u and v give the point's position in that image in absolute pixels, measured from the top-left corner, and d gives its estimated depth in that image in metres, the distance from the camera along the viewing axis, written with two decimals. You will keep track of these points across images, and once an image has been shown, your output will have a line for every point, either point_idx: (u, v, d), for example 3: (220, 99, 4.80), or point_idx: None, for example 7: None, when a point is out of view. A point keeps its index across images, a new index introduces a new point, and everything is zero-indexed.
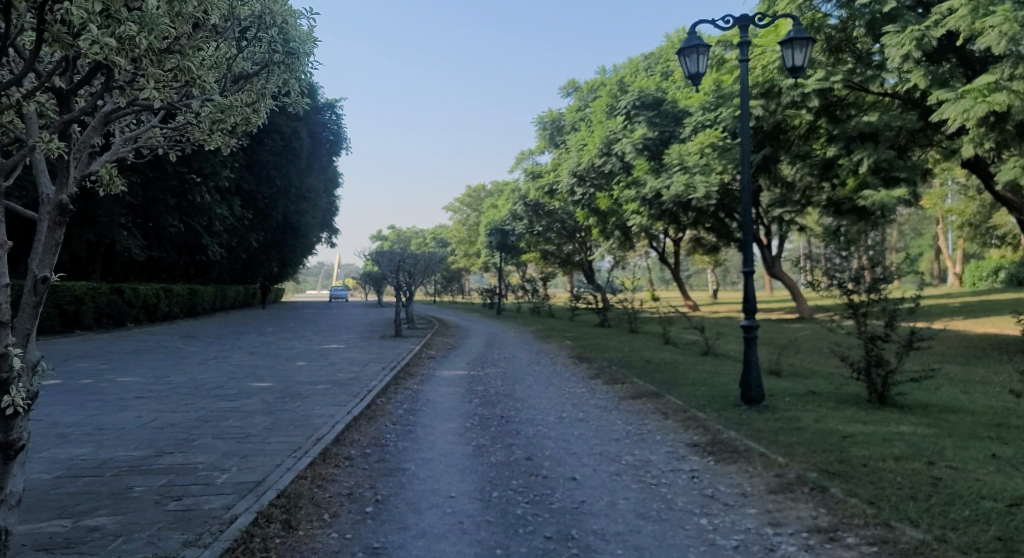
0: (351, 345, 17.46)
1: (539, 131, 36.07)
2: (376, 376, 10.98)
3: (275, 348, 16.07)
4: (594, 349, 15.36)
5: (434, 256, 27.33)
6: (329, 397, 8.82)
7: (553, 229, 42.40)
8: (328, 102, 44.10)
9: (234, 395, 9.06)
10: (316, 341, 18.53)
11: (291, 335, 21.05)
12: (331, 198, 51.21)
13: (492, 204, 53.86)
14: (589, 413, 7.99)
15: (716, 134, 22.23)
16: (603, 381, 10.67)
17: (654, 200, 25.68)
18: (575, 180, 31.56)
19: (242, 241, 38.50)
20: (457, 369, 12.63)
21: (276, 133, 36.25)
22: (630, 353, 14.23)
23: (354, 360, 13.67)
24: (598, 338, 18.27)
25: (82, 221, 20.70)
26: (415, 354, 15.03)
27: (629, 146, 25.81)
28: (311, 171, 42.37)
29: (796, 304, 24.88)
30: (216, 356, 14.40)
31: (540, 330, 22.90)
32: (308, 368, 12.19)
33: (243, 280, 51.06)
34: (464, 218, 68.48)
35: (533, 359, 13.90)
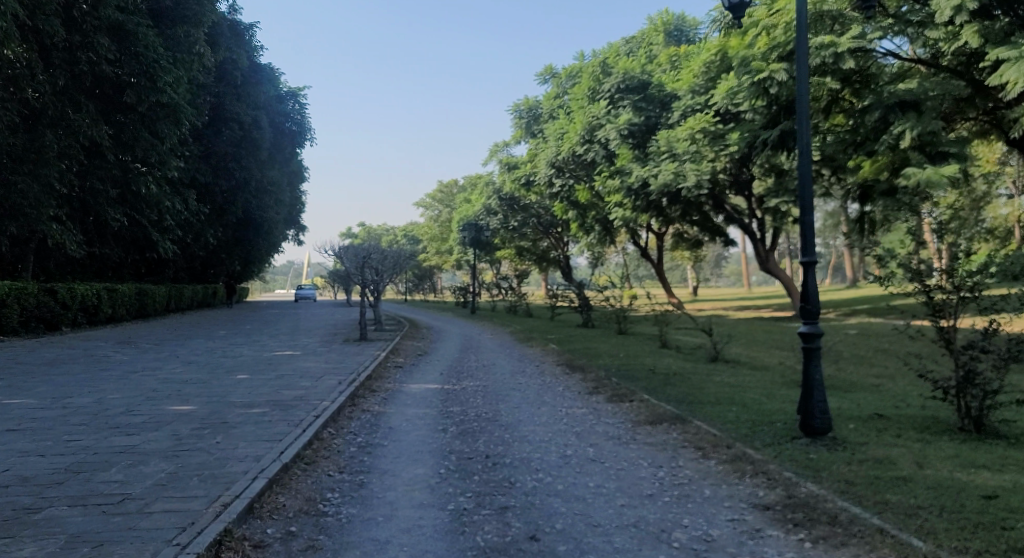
0: (309, 351, 15.43)
1: (514, 119, 34.13)
2: (329, 394, 8.99)
3: (220, 357, 13.94)
4: (587, 355, 13.52)
5: (404, 252, 25.28)
6: (261, 430, 6.75)
7: (529, 224, 40.78)
8: (291, 90, 41.58)
9: (142, 422, 6.96)
10: (270, 347, 16.43)
11: (243, 339, 18.88)
12: (295, 192, 48.61)
13: (465, 200, 51.99)
14: (600, 451, 6.14)
15: (707, 119, 21.40)
16: (605, 399, 8.84)
17: (640, 191, 23.89)
18: (553, 171, 29.85)
19: (198, 238, 35.97)
20: (429, 383, 10.68)
21: (235, 121, 33.60)
22: (630, 359, 12.43)
23: (307, 371, 11.64)
24: (586, 341, 16.51)
25: (3, 213, 18.09)
26: (379, 362, 13.02)
27: (614, 132, 24.14)
28: (273, 162, 39.96)
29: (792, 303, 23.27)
30: (144, 366, 12.17)
31: (521, 332, 21.09)
32: (250, 384, 10.09)
33: (202, 278, 48.13)
34: (435, 214, 66.47)
35: (516, 369, 12.04)
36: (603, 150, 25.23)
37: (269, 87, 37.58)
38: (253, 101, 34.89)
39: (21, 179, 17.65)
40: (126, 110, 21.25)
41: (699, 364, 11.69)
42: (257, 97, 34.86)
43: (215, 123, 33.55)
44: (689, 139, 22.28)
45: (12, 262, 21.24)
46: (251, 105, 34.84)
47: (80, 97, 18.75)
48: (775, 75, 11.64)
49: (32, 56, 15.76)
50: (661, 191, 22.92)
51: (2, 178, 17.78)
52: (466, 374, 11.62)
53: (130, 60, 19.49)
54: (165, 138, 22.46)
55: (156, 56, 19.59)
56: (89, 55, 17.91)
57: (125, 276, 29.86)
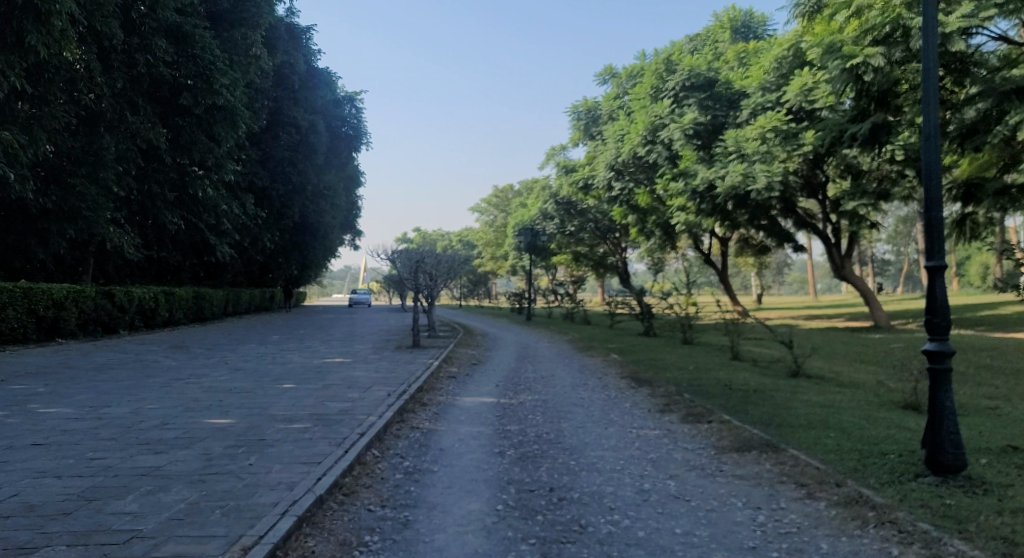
0: (361, 359, 14.98)
1: (572, 121, 33.29)
2: (375, 408, 8.33)
3: (271, 364, 13.60)
4: (652, 367, 12.58)
5: (458, 257, 24.77)
6: (299, 450, 6.12)
7: (586, 229, 39.87)
8: (348, 96, 41.86)
9: (174, 438, 6.47)
10: (322, 354, 16.08)
11: (295, 345, 18.65)
12: (351, 198, 48.96)
13: (521, 204, 51.43)
14: (682, 485, 5.21)
15: (778, 117, 20.26)
16: (679, 418, 7.87)
17: (706, 193, 22.72)
18: (612, 174, 28.90)
19: (256, 242, 36.51)
20: (483, 396, 9.95)
21: (292, 126, 34.10)
22: (700, 373, 11.41)
23: (356, 381, 11.07)
24: (650, 351, 15.51)
25: (62, 216, 18.56)
26: (432, 372, 12.37)
27: (678, 132, 22.89)
28: (330, 167, 40.31)
29: (870, 311, 21.49)
30: (193, 374, 11.89)
31: (579, 340, 20.21)
32: (296, 394, 9.59)
33: (261, 283, 49.05)
34: (491, 219, 66.10)
35: (576, 381, 11.18)
36: (667, 151, 24.08)
37: (326, 92, 37.86)
38: (309, 107, 35.28)
39: (79, 182, 18.12)
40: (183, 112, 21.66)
41: (777, 379, 10.60)
42: (314, 102, 35.30)
43: (273, 128, 34.13)
44: (760, 139, 21.15)
45: (74, 266, 21.81)
46: (309, 110, 35.25)
47: (137, 99, 19.39)
48: (871, 60, 10.38)
49: (90, 58, 16.29)
50: (729, 194, 21.69)
51: (62, 181, 18.29)
52: (523, 387, 10.83)
53: (187, 62, 19.80)
54: (221, 140, 22.78)
55: (213, 57, 19.85)
56: (147, 56, 18.53)
57: (184, 279, 30.52)
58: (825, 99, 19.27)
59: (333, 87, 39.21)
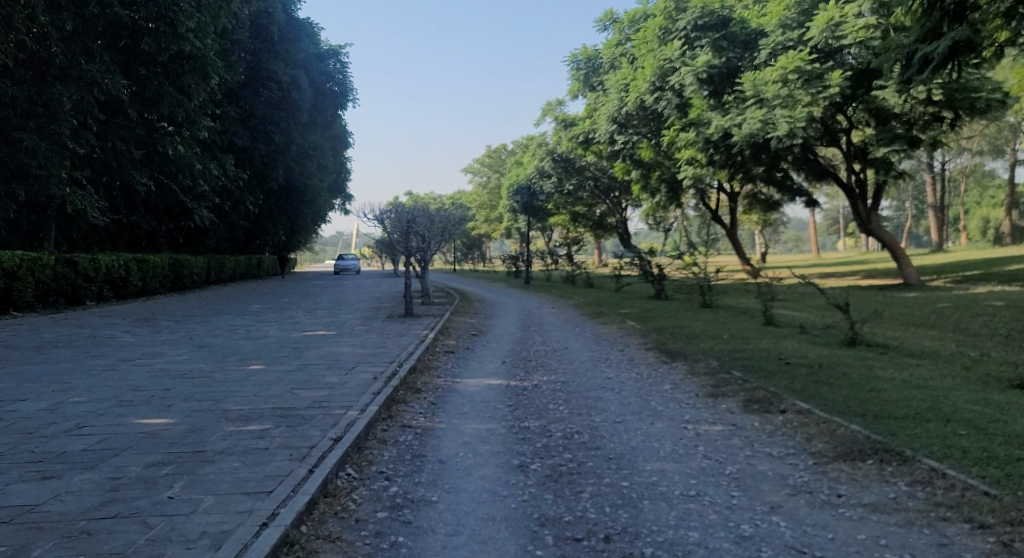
0: (346, 330, 13.32)
1: (571, 71, 30.94)
2: (354, 399, 6.62)
3: (242, 339, 11.89)
4: (682, 335, 10.92)
5: (453, 217, 23.00)
6: (245, 471, 4.43)
7: (585, 188, 38.12)
8: (333, 49, 39.35)
9: (79, 453, 4.77)
10: (303, 326, 14.40)
11: (276, 315, 17.00)
12: (338, 159, 46.68)
13: (518, 162, 49.46)
14: (793, 521, 3.54)
15: (803, 55, 18.07)
16: (740, 405, 6.22)
17: (721, 143, 20.70)
18: (615, 127, 26.78)
19: (237, 206, 34.48)
20: (489, 377, 8.29)
21: (272, 80, 31.92)
22: (739, 343, 9.77)
23: (336, 359, 9.38)
24: (669, 317, 13.89)
25: (10, 175, 16.59)
26: (427, 346, 10.71)
27: (689, 77, 20.38)
28: (314, 126, 38.07)
29: (899, 268, 19.70)
30: (146, 352, 10.16)
31: (587, 305, 18.62)
32: (262, 379, 7.89)
33: (247, 250, 47.10)
34: (484, 180, 63.89)
35: (597, 357, 9.52)
36: (677, 98, 21.84)
37: (308, 44, 35.39)
38: (291, 60, 33.07)
39: (27, 137, 16.12)
40: (149, 62, 19.54)
41: (834, 349, 8.95)
42: (295, 55, 33.03)
43: (251, 82, 31.83)
44: (781, 81, 18.81)
45: (33, 230, 19.97)
46: (289, 64, 33.03)
47: (92, 44, 17.32)
48: None
49: None
50: (747, 143, 19.62)
51: (7, 137, 16.28)
52: (535, 364, 9.16)
53: (146, 3, 17.59)
54: (192, 92, 20.66)
55: None
56: None
57: (160, 246, 28.67)
58: (855, 33, 17.29)
59: (316, 39, 36.74)
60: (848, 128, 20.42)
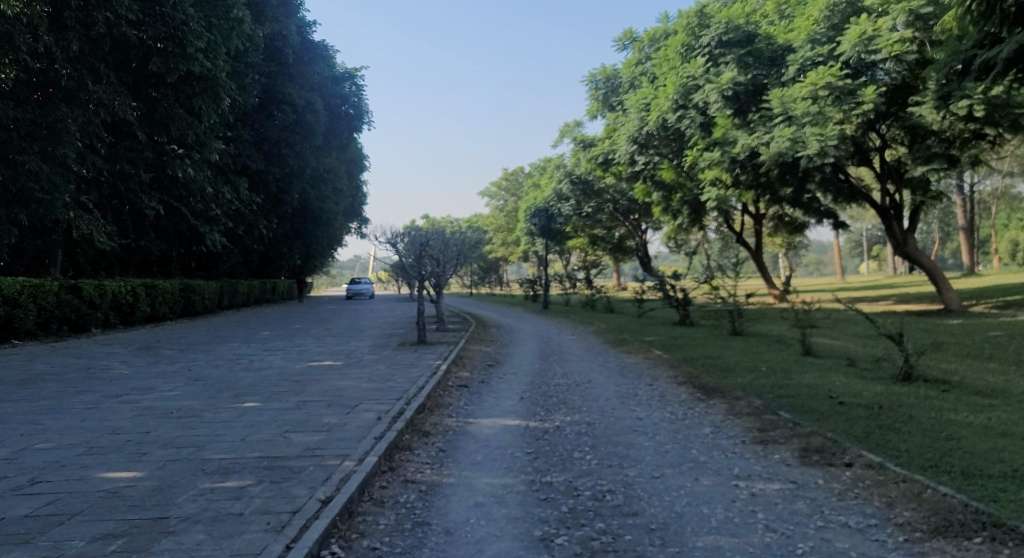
0: (354, 361, 12.60)
1: (589, 91, 30.41)
2: (354, 445, 5.86)
3: (244, 371, 11.21)
4: (715, 368, 10.01)
5: (469, 240, 22.37)
6: (209, 546, 3.67)
7: (604, 210, 37.44)
8: (348, 73, 39.31)
9: (19, 520, 4.04)
10: (310, 355, 13.72)
11: (284, 343, 16.36)
12: (355, 183, 46.50)
13: (535, 184, 48.94)
14: None
15: (834, 71, 17.38)
16: (797, 455, 5.36)
17: (747, 162, 19.95)
18: (635, 147, 26.12)
19: (251, 230, 34.22)
20: (507, 417, 7.50)
21: (288, 104, 31.80)
22: (780, 377, 8.86)
23: (339, 395, 8.62)
24: (699, 345, 13.01)
25: (15, 199, 16.29)
26: (440, 380, 9.94)
27: (714, 95, 19.71)
28: (330, 150, 37.88)
29: (940, 293, 18.65)
30: (139, 386, 9.49)
31: (609, 332, 17.77)
32: (255, 420, 7.14)
33: (263, 274, 46.86)
34: (501, 204, 63.49)
35: (625, 393, 8.69)
36: (701, 116, 21.18)
37: (322, 67, 35.33)
38: (306, 83, 33.07)
39: (32, 160, 15.83)
40: (159, 84, 19.53)
41: (890, 385, 8.06)
42: (310, 78, 32.96)
43: (267, 106, 31.74)
44: (810, 98, 18.09)
45: (42, 255, 19.67)
46: (305, 87, 32.97)
47: (99, 66, 17.15)
48: None
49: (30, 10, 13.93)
50: (775, 163, 18.84)
51: (12, 160, 16.02)
52: (556, 401, 8.36)
53: (155, 23, 17.38)
54: (203, 115, 20.35)
55: (185, 17, 17.39)
56: (106, 14, 16.23)
57: (173, 271, 28.39)
58: (890, 47, 16.59)
59: (331, 62, 36.70)
60: (880, 146, 19.55)
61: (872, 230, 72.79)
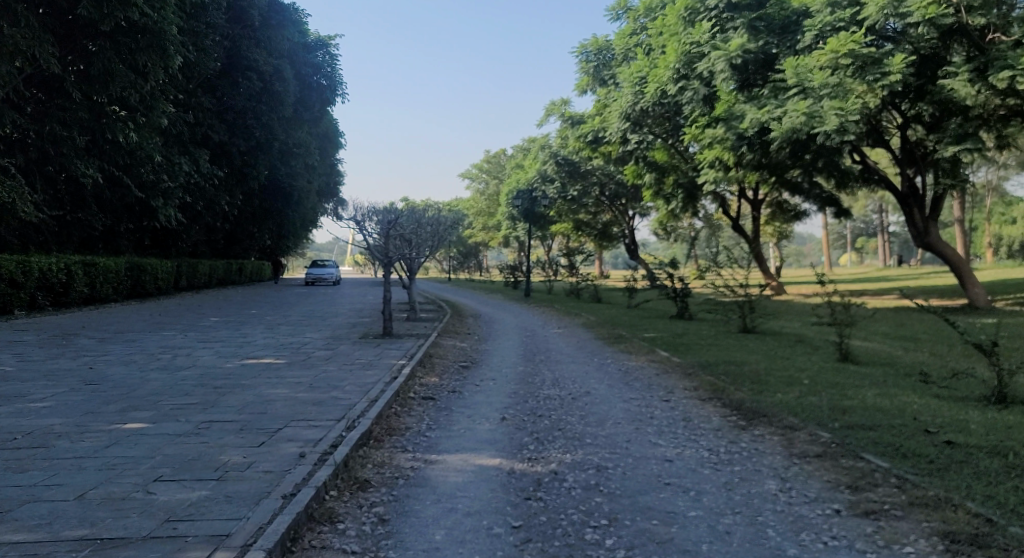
0: (300, 359, 10.43)
1: (580, 64, 28.14)
2: (243, 516, 3.74)
3: (156, 370, 8.95)
4: (745, 379, 8.05)
5: (445, 221, 20.26)
6: None
7: (591, 194, 35.59)
8: (322, 40, 36.57)
9: None
10: (253, 349, 11.58)
11: (230, 333, 14.22)
12: (328, 160, 43.90)
13: (518, 166, 46.93)
14: None
15: (857, 37, 15.32)
16: (941, 549, 3.37)
17: (756, 139, 17.85)
18: (628, 125, 23.81)
19: (212, 206, 31.64)
20: (484, 453, 5.44)
21: (253, 70, 29.25)
22: (835, 398, 6.89)
23: (262, 412, 6.48)
24: (711, 346, 11.10)
25: None
26: (401, 390, 7.86)
27: (721, 63, 17.61)
28: (300, 122, 35.33)
29: (964, 289, 16.92)
30: (5, 392, 7.24)
31: (602, 325, 15.84)
32: (123, 454, 4.95)
33: (228, 253, 44.16)
34: (483, 187, 61.14)
35: (636, 415, 6.68)
36: (705, 88, 19.12)
37: (293, 33, 32.74)
38: (275, 48, 30.46)
39: None
40: (96, 35, 16.91)
41: (987, 411, 6.16)
42: (279, 43, 30.32)
43: (230, 71, 29.19)
44: (830, 68, 16.02)
45: None
46: (273, 53, 30.31)
47: (17, 6, 14.55)
48: None
49: None
50: (787, 140, 16.77)
51: None
52: (548, 426, 6.31)
53: None
54: (146, 71, 17.87)
55: None
56: None
57: (121, 248, 25.99)
58: (925, 10, 14.61)
59: (302, 27, 33.97)
60: (900, 125, 17.72)
61: (858, 222, 71.93)
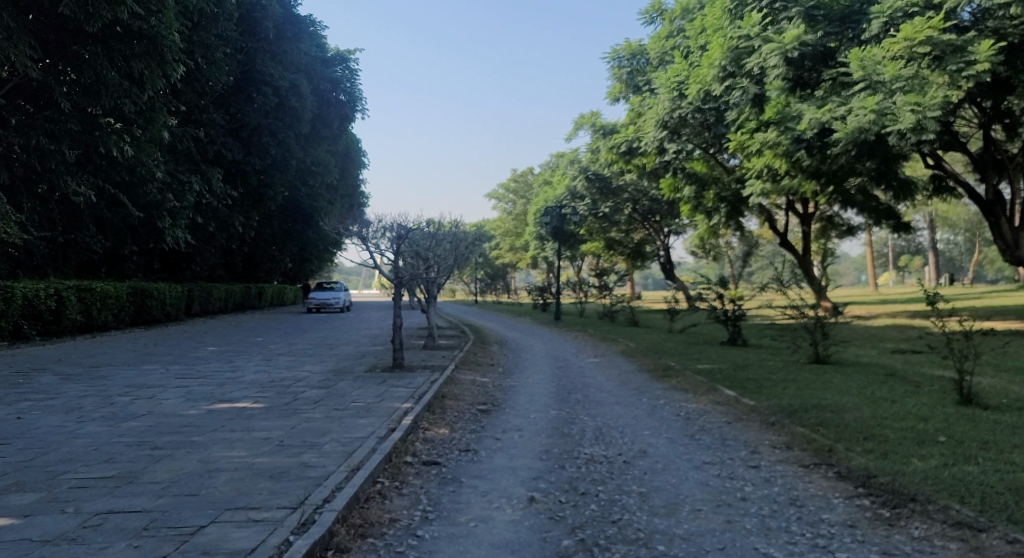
0: (285, 404, 8.70)
1: (611, 70, 26.42)
2: None
3: (99, 423, 7.26)
4: (855, 435, 5.94)
5: (467, 239, 18.52)
6: None
7: (623, 210, 33.69)
8: (341, 56, 35.62)
9: None
10: (236, 392, 9.93)
11: (221, 368, 12.61)
12: (350, 180, 42.70)
13: (547, 183, 45.18)
14: None
15: (936, 20, 13.28)
16: None
17: (815, 140, 15.74)
18: (665, 133, 21.87)
19: (226, 228, 30.41)
20: None
21: (268, 87, 28.11)
22: (1007, 467, 4.74)
23: (193, 498, 4.72)
24: (787, 385, 9.05)
25: None
26: (394, 454, 5.99)
27: (775, 57, 15.75)
28: (318, 140, 34.05)
29: None
30: None
31: (646, 354, 13.82)
32: None
33: (248, 278, 43.00)
34: (510, 207, 59.50)
35: (716, 496, 4.72)
36: (755, 86, 17.24)
37: (311, 47, 31.66)
38: (289, 63, 29.33)
39: None
40: (86, 40, 15.69)
41: None
42: (294, 58, 29.09)
43: (246, 89, 28.22)
44: (903, 58, 13.97)
45: None
46: (289, 69, 29.15)
47: None
48: None
49: None
50: (852, 142, 14.62)
51: None
52: (594, 517, 4.37)
53: None
54: (144, 81, 16.53)
55: None
56: None
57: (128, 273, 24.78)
58: None
59: (319, 42, 32.96)
60: (983, 123, 15.44)
61: (903, 239, 68.42)
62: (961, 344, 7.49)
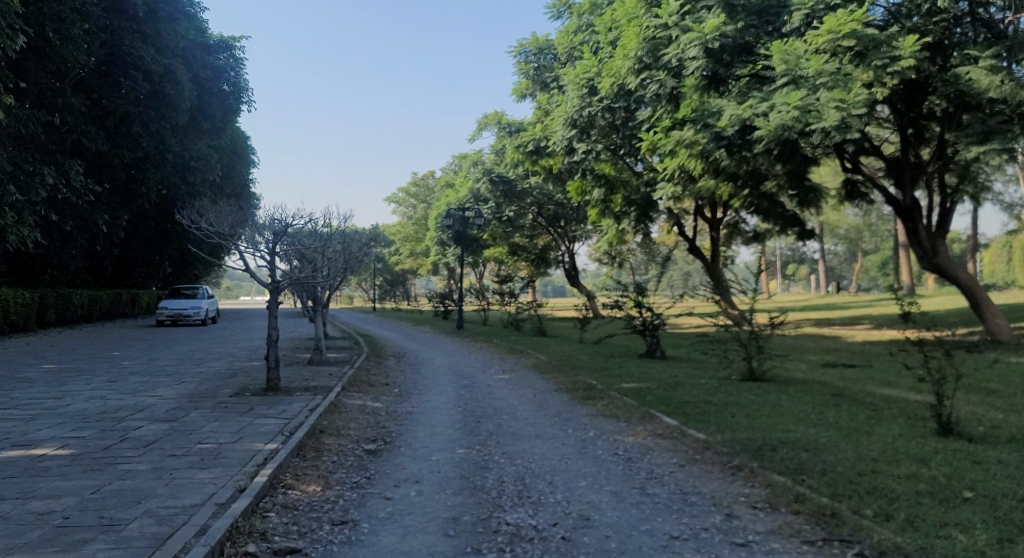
0: (101, 453, 6.44)
1: (518, 65, 25.15)
2: None
3: None
4: (854, 487, 4.61)
5: (360, 241, 16.53)
6: None
7: (527, 215, 32.51)
8: (225, 42, 32.19)
9: None
10: (44, 432, 7.48)
11: (41, 395, 9.95)
12: (238, 178, 39.04)
13: (449, 186, 43.48)
14: None
15: (860, 13, 12.77)
16: None
17: (735, 138, 14.92)
18: (575, 132, 20.63)
19: (90, 229, 26.45)
20: None
21: (138, 70, 24.37)
22: None
23: None
24: (736, 409, 7.78)
25: None
26: (230, 542, 4.04)
27: (695, 48, 14.82)
28: (198, 132, 30.50)
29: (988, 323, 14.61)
30: None
31: (565, 369, 12.33)
32: None
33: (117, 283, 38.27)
34: (410, 212, 57.25)
35: None
36: (672, 80, 16.28)
37: (189, 29, 28.36)
38: (165, 46, 25.55)
39: None
40: None
41: None
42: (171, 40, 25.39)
43: (112, 68, 24.70)
44: (828, 52, 13.35)
45: None
46: (164, 52, 25.57)
47: None
48: None
49: None
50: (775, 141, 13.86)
51: None
52: None
53: None
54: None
55: None
56: None
57: None
58: None
59: (199, 23, 29.67)
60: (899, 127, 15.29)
61: (788, 248, 71.93)
62: (939, 365, 6.40)
